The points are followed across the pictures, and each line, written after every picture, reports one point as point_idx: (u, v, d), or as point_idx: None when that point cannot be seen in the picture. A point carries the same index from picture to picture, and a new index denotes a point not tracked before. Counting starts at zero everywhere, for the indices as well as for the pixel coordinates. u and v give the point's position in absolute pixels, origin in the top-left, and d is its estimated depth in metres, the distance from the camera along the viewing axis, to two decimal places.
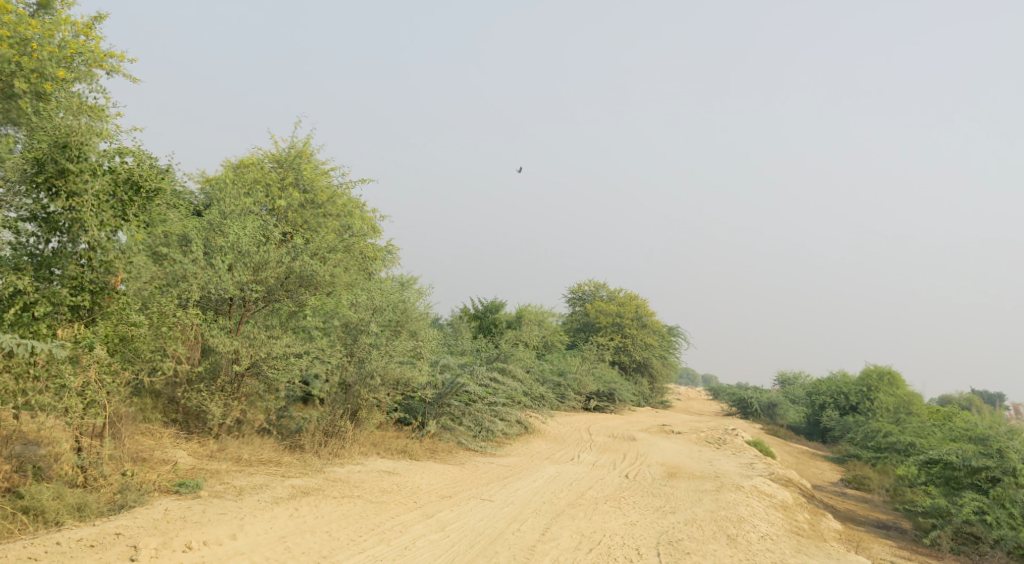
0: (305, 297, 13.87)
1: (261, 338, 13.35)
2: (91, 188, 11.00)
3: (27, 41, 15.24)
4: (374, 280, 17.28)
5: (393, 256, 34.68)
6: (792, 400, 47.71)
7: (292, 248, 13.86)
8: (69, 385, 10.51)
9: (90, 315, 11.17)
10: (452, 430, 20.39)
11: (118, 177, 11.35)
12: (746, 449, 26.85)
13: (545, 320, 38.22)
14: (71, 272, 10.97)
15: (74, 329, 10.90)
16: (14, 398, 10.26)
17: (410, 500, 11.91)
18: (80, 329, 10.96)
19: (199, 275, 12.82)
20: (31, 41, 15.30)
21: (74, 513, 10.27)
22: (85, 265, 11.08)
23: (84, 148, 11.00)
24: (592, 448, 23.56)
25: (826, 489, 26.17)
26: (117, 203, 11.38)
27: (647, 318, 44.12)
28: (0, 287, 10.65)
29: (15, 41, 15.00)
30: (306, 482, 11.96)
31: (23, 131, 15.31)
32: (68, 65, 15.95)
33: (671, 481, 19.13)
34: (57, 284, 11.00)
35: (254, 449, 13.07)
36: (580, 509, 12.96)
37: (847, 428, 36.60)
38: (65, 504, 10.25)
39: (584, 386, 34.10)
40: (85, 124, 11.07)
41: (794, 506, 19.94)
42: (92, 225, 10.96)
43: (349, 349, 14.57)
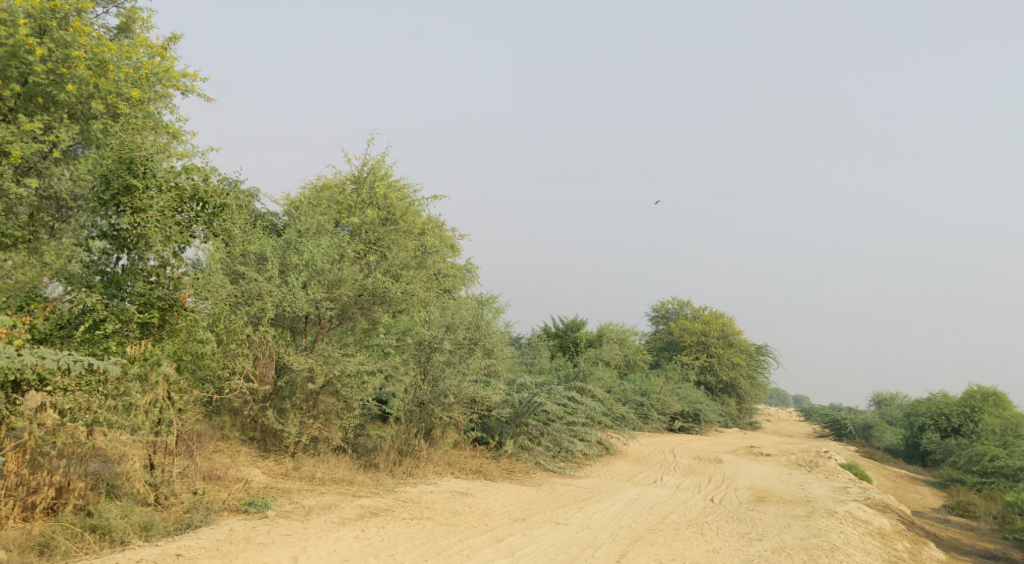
0: (378, 314, 13.95)
1: (335, 355, 13.25)
2: (155, 203, 11.17)
3: (105, 63, 15.68)
4: (450, 298, 17.16)
5: (473, 274, 34.69)
6: (890, 421, 45.75)
7: (365, 266, 13.98)
8: (136, 403, 10.61)
9: (160, 332, 11.23)
10: (531, 450, 20.09)
11: (183, 194, 11.44)
12: (840, 473, 25.70)
13: (627, 339, 37.57)
14: (140, 289, 11.13)
15: (142, 346, 10.87)
16: (86, 413, 10.32)
17: (481, 523, 11.61)
18: (148, 346, 10.93)
19: (273, 293, 12.83)
20: (108, 63, 15.74)
21: (140, 532, 10.31)
22: (153, 282, 11.23)
23: (149, 164, 11.27)
24: (676, 470, 22.88)
25: (928, 515, 24.80)
26: (183, 219, 11.50)
27: (733, 336, 42.99)
28: (73, 305, 10.92)
29: (93, 63, 15.44)
30: (376, 502, 11.80)
31: (97, 150, 15.73)
32: (143, 85, 16.36)
33: (759, 506, 18.36)
34: (126, 302, 11.12)
35: (330, 468, 12.97)
36: (659, 534, 12.43)
37: (949, 451, 34.80)
38: (132, 523, 10.32)
39: (667, 406, 33.35)
40: (150, 142, 11.36)
41: (891, 534, 18.88)
42: (157, 240, 11.12)
43: (423, 367, 14.47)
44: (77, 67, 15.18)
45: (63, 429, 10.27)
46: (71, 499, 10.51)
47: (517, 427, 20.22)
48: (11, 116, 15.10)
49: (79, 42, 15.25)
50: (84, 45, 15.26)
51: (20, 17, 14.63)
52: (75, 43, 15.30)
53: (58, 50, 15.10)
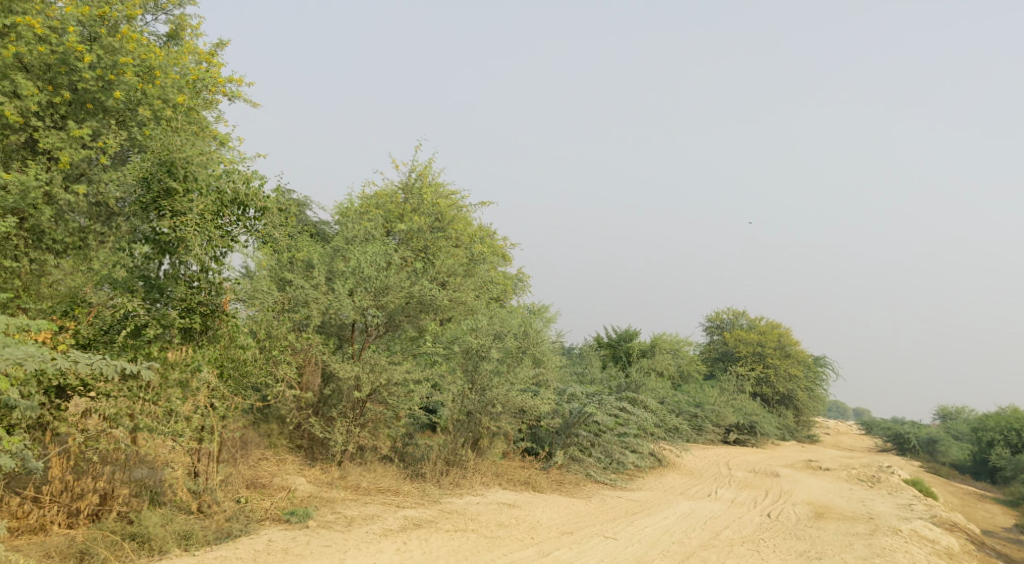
0: (424, 322, 13.86)
1: (381, 364, 13.11)
2: (195, 206, 11.25)
3: (153, 70, 15.94)
4: (499, 306, 16.96)
5: (524, 284, 34.51)
6: (956, 436, 44.29)
7: (413, 272, 13.77)
8: (177, 410, 10.60)
9: (202, 337, 11.30)
10: (582, 461, 19.77)
11: (224, 197, 11.54)
12: (903, 489, 24.83)
13: (682, 349, 36.97)
14: (181, 294, 11.13)
15: (183, 352, 10.87)
16: (127, 419, 10.37)
17: (528, 536, 11.32)
18: (189, 352, 10.90)
19: (320, 301, 12.87)
20: (156, 70, 16.00)
21: (180, 541, 10.24)
22: (194, 287, 11.22)
23: (189, 167, 11.36)
24: (731, 484, 22.31)
25: (998, 535, 23.82)
26: (222, 222, 11.55)
27: (791, 347, 42.03)
28: (114, 310, 10.96)
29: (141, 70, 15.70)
30: (420, 513, 11.61)
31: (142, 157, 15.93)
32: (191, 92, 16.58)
33: (818, 522, 17.76)
34: (166, 307, 11.15)
35: (375, 477, 12.83)
36: (713, 551, 12.00)
37: (1020, 468, 33.50)
38: (171, 532, 10.25)
39: (722, 417, 32.70)
40: (190, 144, 11.46)
41: (959, 554, 18.10)
42: (196, 244, 11.12)
43: (470, 376, 14.28)
44: (126, 73, 15.43)
45: (106, 434, 10.33)
46: (114, 506, 10.54)
47: (568, 437, 19.94)
48: (61, 122, 15.35)
49: (128, 49, 15.52)
50: (132, 51, 15.60)
51: (70, 25, 14.97)
52: (122, 50, 15.61)
53: (106, 57, 15.40)
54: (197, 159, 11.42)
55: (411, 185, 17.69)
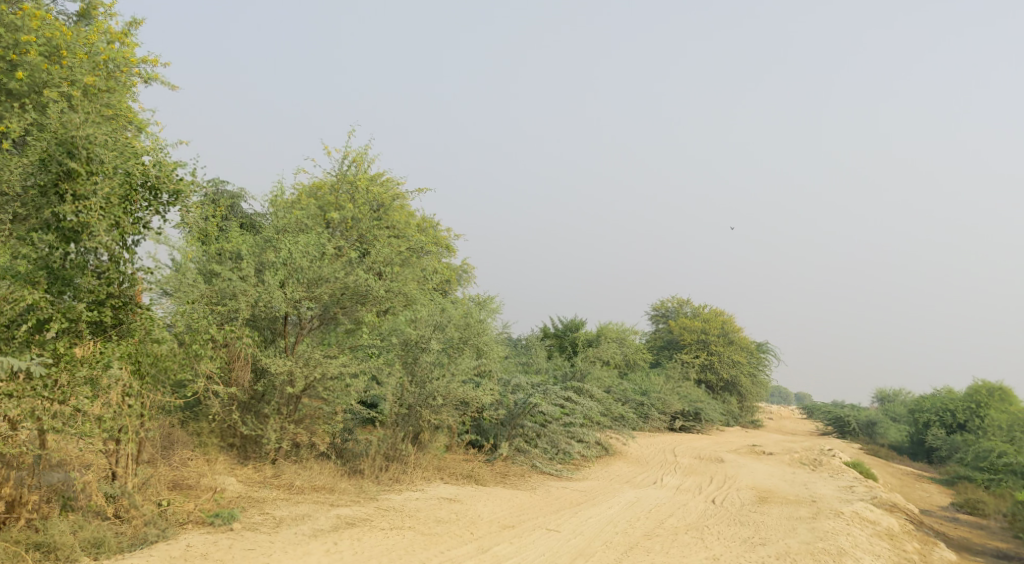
0: (361, 313, 13.33)
1: (316, 357, 12.73)
2: (100, 190, 10.77)
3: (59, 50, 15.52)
4: (438, 297, 16.61)
5: (469, 275, 34.23)
6: (894, 418, 45.24)
7: (347, 260, 13.26)
8: (86, 410, 10.06)
9: (114, 330, 10.92)
10: (527, 453, 19.57)
11: (133, 180, 11.12)
12: (845, 471, 25.15)
13: (627, 338, 37.02)
14: (88, 286, 10.73)
15: (90, 349, 10.42)
16: (32, 421, 9.75)
17: (466, 532, 11.01)
18: (96, 348, 10.49)
19: (249, 293, 12.40)
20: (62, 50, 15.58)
21: (89, 549, 9.77)
22: (102, 277, 10.86)
23: (91, 148, 10.82)
24: (677, 471, 22.32)
25: (936, 514, 24.28)
26: (131, 207, 11.14)
27: (734, 334, 42.40)
28: (13, 301, 10.22)
29: (46, 49, 15.27)
30: (355, 512, 11.21)
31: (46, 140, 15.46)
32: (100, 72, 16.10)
33: (763, 507, 17.81)
34: (73, 300, 10.69)
35: (311, 474, 12.43)
36: (656, 540, 11.83)
37: (955, 447, 34.27)
38: (79, 539, 9.78)
39: (668, 404, 32.81)
40: (91, 123, 10.89)
41: (900, 535, 18.30)
42: (101, 229, 10.71)
43: (410, 368, 13.90)
44: (30, 52, 15.00)
45: (11, 437, 9.69)
46: (22, 514, 9.90)
47: (512, 428, 19.68)
48: None
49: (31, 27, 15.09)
50: (36, 29, 15.16)
51: None
52: (26, 28, 15.16)
53: (9, 35, 14.98)
54: (99, 139, 10.89)
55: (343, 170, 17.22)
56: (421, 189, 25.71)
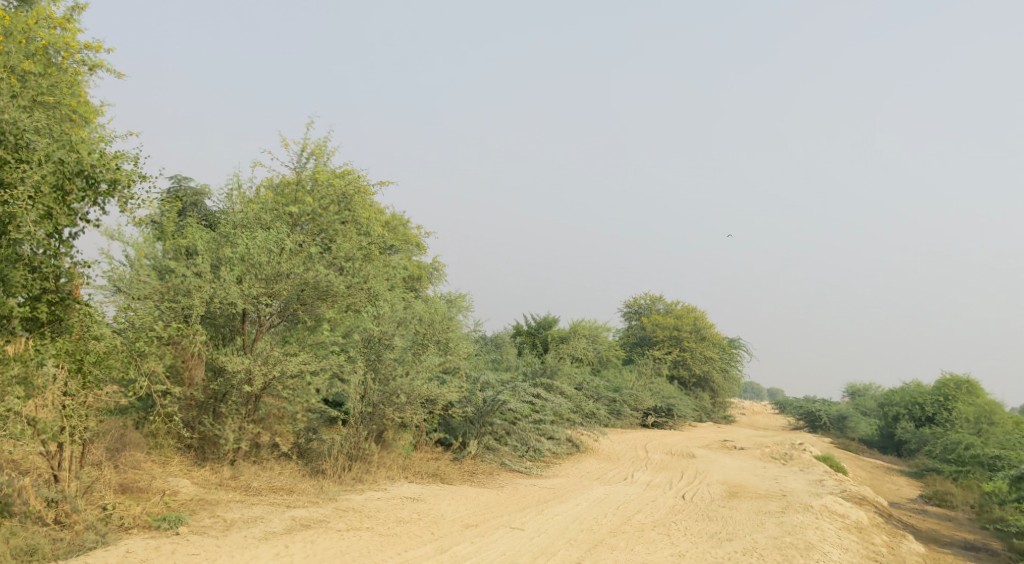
0: (322, 309, 12.98)
1: (274, 355, 12.40)
2: (29, 178, 10.42)
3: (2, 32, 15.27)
4: (401, 293, 16.32)
5: (439, 273, 33.96)
6: (864, 412, 45.53)
7: (307, 254, 12.92)
8: (14, 410, 9.81)
9: (49, 327, 10.76)
10: (497, 450, 19.34)
11: (66, 168, 10.69)
12: (815, 465, 25.18)
13: (600, 335, 36.92)
14: (19, 281, 10.54)
15: (20, 346, 10.26)
16: None
17: (426, 532, 10.76)
18: (27, 345, 10.31)
19: (204, 289, 12.07)
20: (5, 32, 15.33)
21: (23, 556, 9.38)
22: (35, 272, 10.67)
23: (24, 138, 10.61)
24: (648, 467, 22.20)
25: (904, 506, 24.37)
26: (64, 197, 10.82)
27: (706, 330, 42.42)
28: None
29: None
30: (311, 513, 10.92)
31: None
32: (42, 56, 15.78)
33: (732, 502, 17.71)
34: (3, 294, 10.55)
35: (271, 475, 12.11)
36: (622, 537, 11.65)
37: (924, 440, 34.49)
38: (13, 547, 9.38)
39: (640, 401, 32.74)
40: (23, 109, 10.62)
41: (868, 528, 18.27)
42: (28, 220, 10.33)
43: (372, 365, 13.58)
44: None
45: None
46: None
47: (482, 426, 19.42)
48: None
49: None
50: None
51: None
52: None
53: None
54: (31, 125, 10.61)
55: (303, 163, 16.88)
56: (385, 183, 25.37)
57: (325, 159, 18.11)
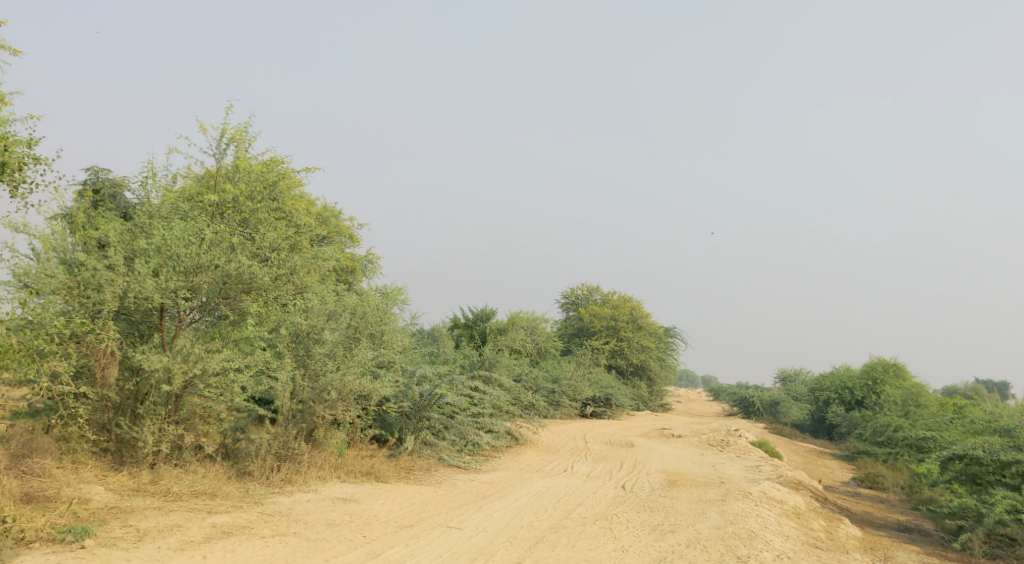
0: (245, 303, 12.36)
1: (196, 352, 11.81)
2: None
3: None
4: (331, 286, 15.74)
5: (374, 265, 33.29)
6: (795, 397, 46.27)
7: (229, 246, 12.37)
8: None
9: None
10: (434, 446, 18.90)
11: None
12: (752, 451, 25.33)
13: (538, 327, 36.68)
14: None
15: None
16: None
17: (358, 535, 10.29)
18: None
19: (116, 282, 11.43)
20: None
21: None
22: None
23: None
24: (588, 457, 22.01)
25: (839, 490, 24.70)
26: None
27: (643, 320, 42.54)
28: None
29: None
30: (233, 519, 10.35)
31: None
32: None
33: (672, 491, 17.58)
34: None
35: (194, 479, 11.51)
36: (563, 533, 11.34)
37: (854, 424, 35.12)
38: None
39: (580, 391, 32.58)
40: None
41: (806, 513, 18.37)
42: None
43: (300, 360, 13.06)
44: None
45: None
46: None
47: (418, 421, 18.88)
48: None
49: None
50: None
51: None
52: None
53: None
54: None
55: (222, 148, 16.07)
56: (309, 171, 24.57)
57: (246, 144, 17.29)
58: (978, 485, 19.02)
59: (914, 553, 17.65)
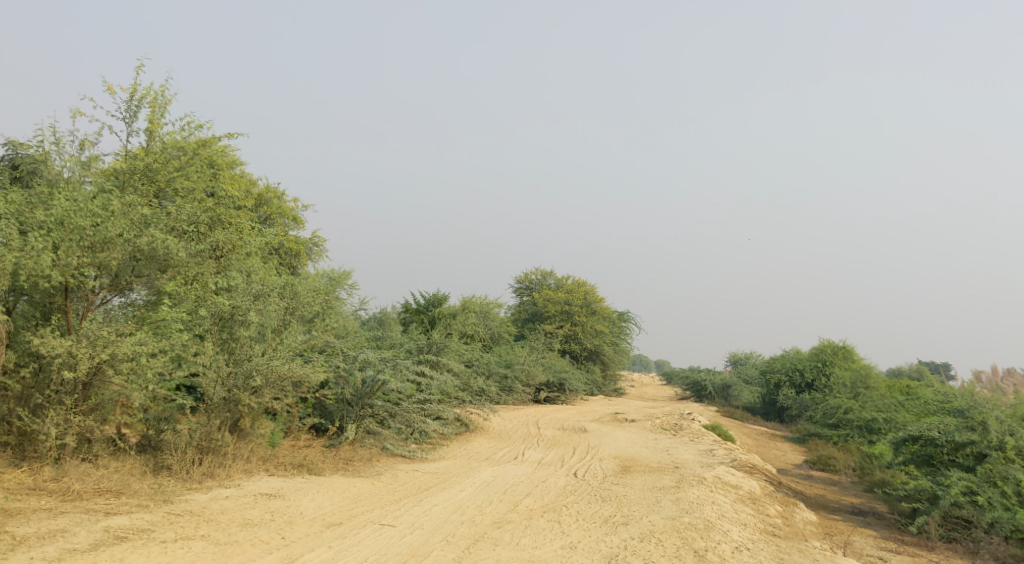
0: (160, 281, 11.59)
1: (105, 336, 10.88)
2: None
3: None
4: (260, 268, 14.77)
5: (319, 248, 32.22)
6: (747, 380, 46.20)
7: (140, 217, 11.47)
8: None
9: None
10: (377, 434, 18.00)
11: None
12: (706, 435, 24.83)
13: (490, 311, 35.86)
14: None
15: None
16: None
17: (276, 537, 9.46)
18: None
19: (6, 257, 10.41)
20: None
21: None
22: None
23: None
24: (540, 444, 21.29)
25: (792, 473, 24.37)
26: None
27: (596, 304, 41.95)
28: None
29: None
30: (132, 521, 9.37)
31: None
32: None
33: (626, 478, 16.91)
34: None
35: (101, 475, 10.63)
36: (506, 529, 10.56)
37: (804, 406, 35.00)
38: None
39: (533, 376, 31.80)
40: None
41: (762, 498, 17.86)
42: None
43: (224, 346, 12.15)
44: None
45: None
46: None
47: (361, 408, 18.01)
48: None
49: None
50: None
51: None
52: None
53: None
54: None
55: (135, 113, 14.85)
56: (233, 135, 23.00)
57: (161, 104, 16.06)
58: (933, 467, 18.61)
59: (870, 538, 17.23)
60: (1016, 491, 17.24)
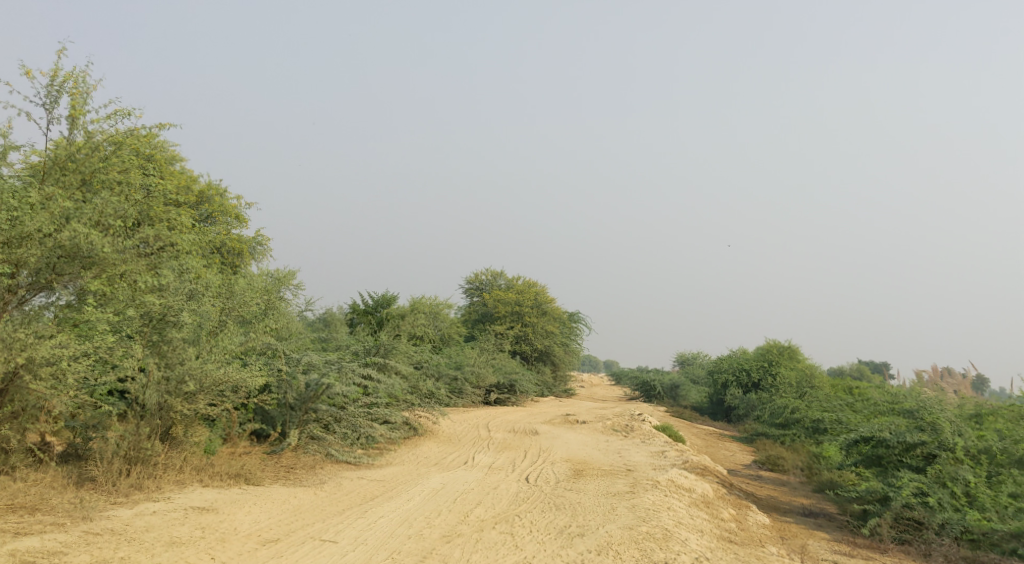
0: (82, 281, 11.03)
1: (22, 338, 10.13)
2: None
3: None
4: (196, 271, 13.95)
5: (263, 247, 31.34)
6: (695, 379, 46.31)
7: (62, 213, 10.91)
8: None
9: None
10: (321, 440, 17.36)
11: None
12: (657, 436, 24.59)
13: (440, 312, 35.27)
14: None
15: None
16: None
17: (205, 557, 8.96)
18: None
19: None
20: None
21: None
22: None
23: None
24: (490, 447, 20.79)
25: (742, 473, 24.24)
26: None
27: (547, 305, 41.60)
28: None
29: None
30: (44, 543, 8.81)
31: None
32: None
33: (578, 483, 16.50)
34: None
35: (18, 489, 9.97)
36: (455, 544, 10.05)
37: (752, 406, 35.09)
38: None
39: (483, 378, 31.26)
40: None
41: (715, 502, 17.63)
42: None
43: (154, 349, 11.44)
44: None
45: None
46: None
47: (305, 413, 17.34)
48: None
49: None
50: None
51: None
52: None
53: None
54: None
55: (57, 99, 13.96)
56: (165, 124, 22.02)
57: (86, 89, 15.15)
58: (883, 468, 18.43)
59: (824, 541, 17.02)
60: (965, 492, 17.12)
